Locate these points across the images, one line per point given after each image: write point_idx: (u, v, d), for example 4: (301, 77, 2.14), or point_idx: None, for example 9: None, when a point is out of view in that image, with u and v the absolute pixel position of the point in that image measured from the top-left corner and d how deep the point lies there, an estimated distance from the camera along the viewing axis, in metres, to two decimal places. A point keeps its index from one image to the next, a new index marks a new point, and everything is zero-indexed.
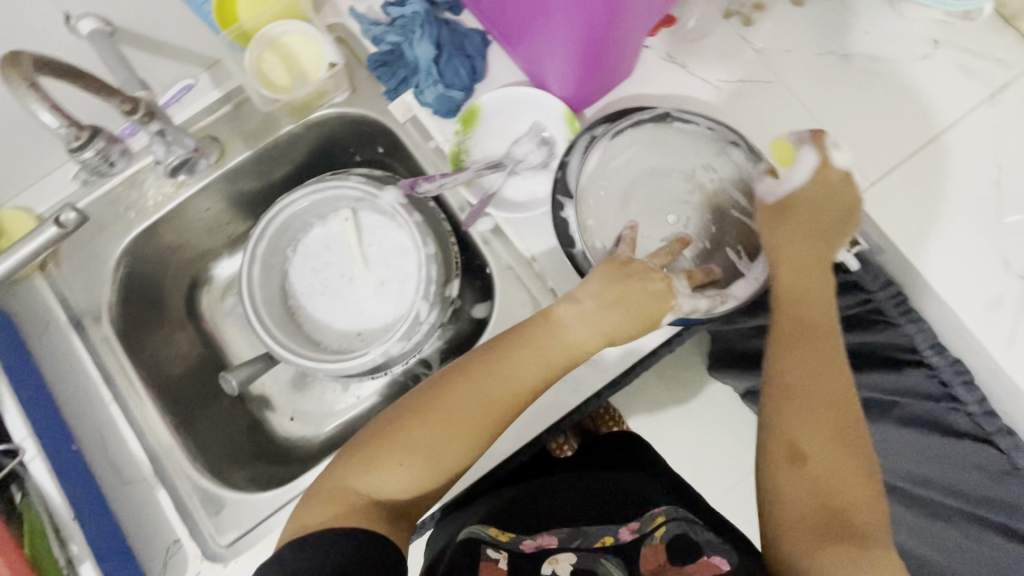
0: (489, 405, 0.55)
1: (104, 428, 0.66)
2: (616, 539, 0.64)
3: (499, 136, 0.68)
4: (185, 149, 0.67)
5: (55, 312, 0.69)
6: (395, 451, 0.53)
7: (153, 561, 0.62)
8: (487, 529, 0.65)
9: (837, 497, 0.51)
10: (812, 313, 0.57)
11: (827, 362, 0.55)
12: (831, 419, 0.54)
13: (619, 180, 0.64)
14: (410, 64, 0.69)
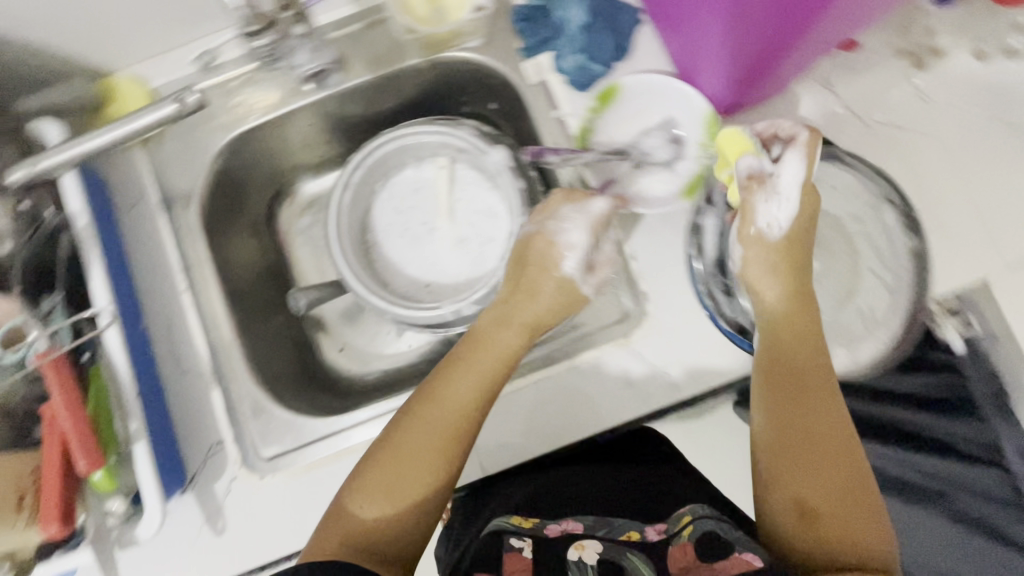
0: (455, 416, 0.54)
1: (173, 315, 0.66)
2: (643, 536, 0.55)
3: (631, 123, 0.64)
4: (326, 59, 0.67)
5: (148, 190, 0.68)
6: (376, 484, 0.53)
7: (194, 454, 0.63)
8: (511, 516, 0.58)
9: (856, 551, 0.46)
10: (790, 357, 0.52)
11: (814, 404, 0.51)
12: (834, 465, 0.49)
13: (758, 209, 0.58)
14: (555, 26, 0.66)
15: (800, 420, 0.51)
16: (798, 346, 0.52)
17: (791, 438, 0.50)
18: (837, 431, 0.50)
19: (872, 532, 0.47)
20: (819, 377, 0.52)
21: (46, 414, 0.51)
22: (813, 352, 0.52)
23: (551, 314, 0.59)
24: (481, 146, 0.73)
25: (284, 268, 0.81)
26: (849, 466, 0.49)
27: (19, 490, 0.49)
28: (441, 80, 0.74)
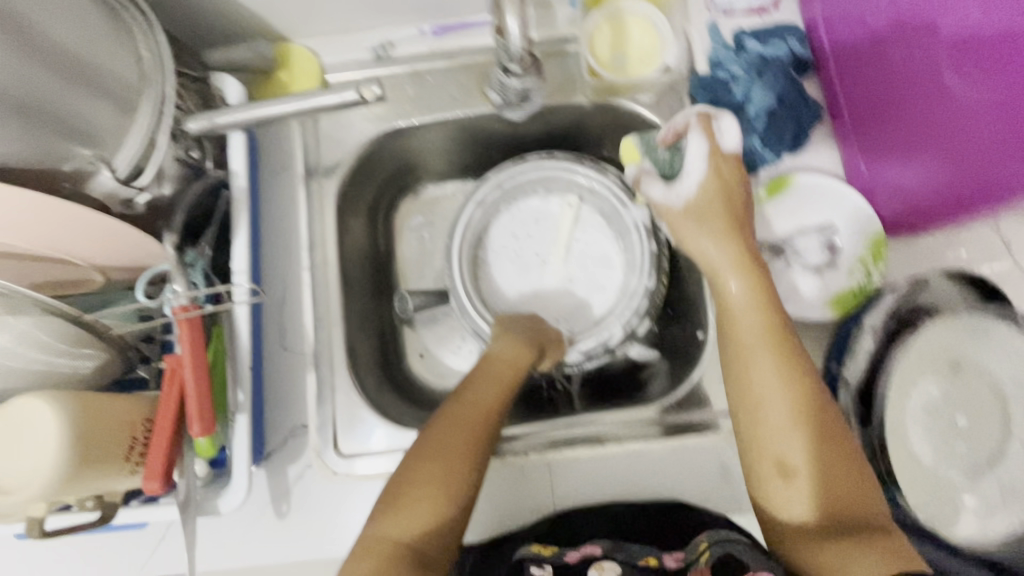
0: (477, 419, 0.57)
1: (288, 288, 0.66)
2: (661, 562, 0.56)
3: (792, 219, 0.63)
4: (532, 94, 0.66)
5: (295, 161, 0.69)
6: (414, 489, 0.53)
7: (277, 431, 0.63)
8: (533, 544, 0.58)
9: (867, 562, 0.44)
10: (766, 378, 0.51)
11: (803, 410, 0.49)
12: (839, 472, 0.48)
13: (924, 358, 0.54)
14: (736, 102, 0.64)
15: (794, 434, 0.49)
16: (768, 348, 0.51)
17: (789, 454, 0.49)
18: (825, 426, 0.49)
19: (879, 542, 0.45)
20: (785, 366, 0.51)
21: (170, 366, 0.50)
22: (783, 352, 0.51)
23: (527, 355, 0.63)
24: (624, 203, 0.72)
25: (388, 262, 0.81)
26: (846, 470, 0.48)
27: (131, 437, 0.48)
28: (599, 125, 0.74)
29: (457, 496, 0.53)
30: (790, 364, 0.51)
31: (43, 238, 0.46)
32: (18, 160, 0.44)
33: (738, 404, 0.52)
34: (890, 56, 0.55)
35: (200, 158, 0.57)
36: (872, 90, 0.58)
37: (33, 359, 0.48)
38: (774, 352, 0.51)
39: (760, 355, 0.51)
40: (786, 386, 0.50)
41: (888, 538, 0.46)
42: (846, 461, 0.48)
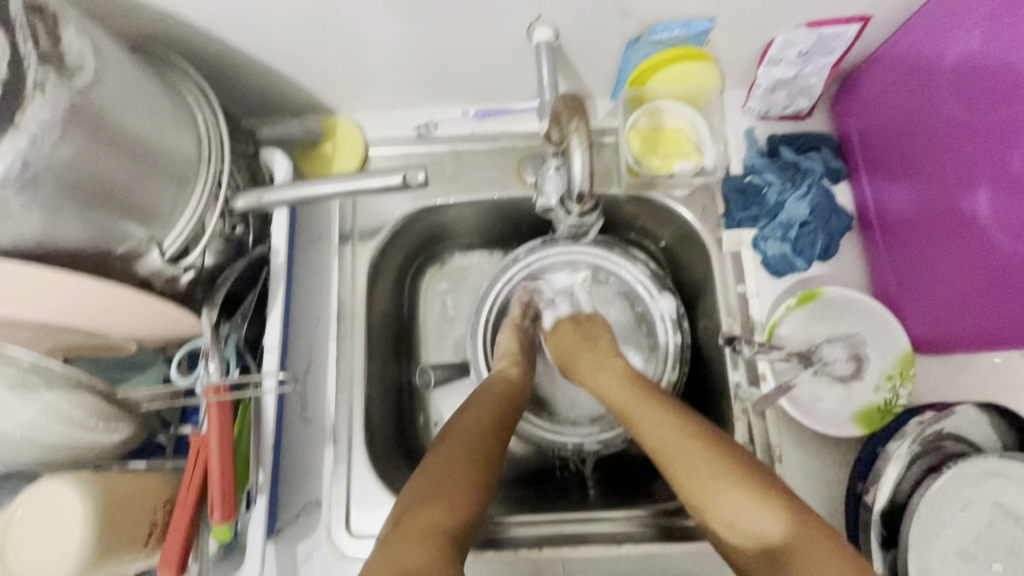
0: (480, 434, 0.56)
1: (314, 358, 0.66)
2: None
3: (818, 328, 0.62)
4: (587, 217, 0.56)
5: (332, 230, 0.71)
6: (440, 492, 0.48)
7: (289, 505, 0.62)
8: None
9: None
10: (667, 440, 0.53)
11: (710, 453, 0.50)
12: (760, 501, 0.46)
13: (964, 494, 0.54)
14: (768, 207, 0.66)
15: (701, 475, 0.49)
16: (664, 419, 0.55)
17: (708, 497, 0.48)
18: (761, 480, 0.47)
19: (825, 542, 0.43)
20: (685, 434, 0.52)
21: (195, 446, 0.50)
22: (676, 420, 0.54)
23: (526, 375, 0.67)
24: (653, 296, 0.75)
25: (410, 327, 0.81)
26: (775, 497, 0.46)
27: (151, 520, 0.47)
28: (631, 212, 0.76)
29: (472, 500, 0.49)
30: (686, 429, 0.53)
31: (86, 315, 0.47)
32: (75, 244, 0.45)
33: (665, 471, 0.52)
34: (909, 154, 0.58)
35: (244, 233, 0.58)
36: (897, 168, 0.60)
37: (62, 433, 0.48)
38: (671, 420, 0.54)
39: (663, 428, 0.54)
40: (691, 439, 0.52)
41: (815, 533, 0.43)
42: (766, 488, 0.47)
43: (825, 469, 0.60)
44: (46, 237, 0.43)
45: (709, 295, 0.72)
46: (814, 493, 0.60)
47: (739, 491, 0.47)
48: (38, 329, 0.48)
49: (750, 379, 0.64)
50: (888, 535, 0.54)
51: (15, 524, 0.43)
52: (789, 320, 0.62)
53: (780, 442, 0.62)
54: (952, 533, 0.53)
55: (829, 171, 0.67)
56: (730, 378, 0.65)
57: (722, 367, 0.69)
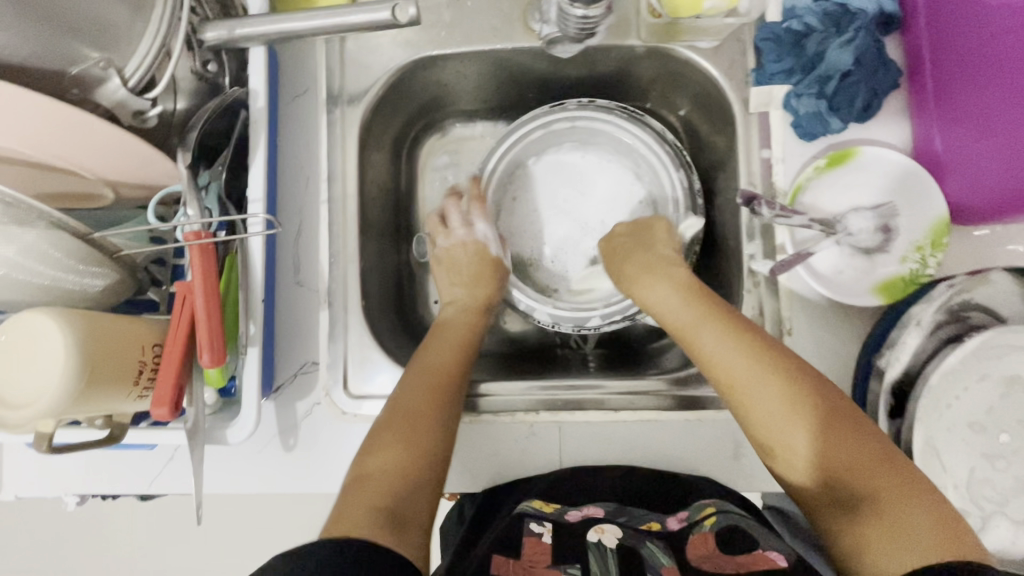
0: (439, 376, 0.56)
1: (305, 220, 0.63)
2: (663, 527, 0.59)
3: (848, 195, 0.57)
4: (603, 14, 0.54)
5: (319, 84, 0.64)
6: (378, 447, 0.50)
7: (287, 366, 0.62)
8: (534, 500, 0.60)
9: (911, 539, 0.40)
10: (743, 366, 0.51)
11: (796, 394, 0.48)
12: (849, 445, 0.45)
13: (984, 365, 0.51)
14: (806, 58, 0.58)
15: (789, 416, 0.47)
16: (745, 355, 0.51)
17: (786, 434, 0.47)
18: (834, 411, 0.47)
19: (910, 486, 0.42)
20: (770, 367, 0.50)
21: (180, 294, 0.49)
22: (761, 352, 0.51)
23: (489, 288, 0.67)
24: (677, 181, 0.68)
25: (409, 203, 0.77)
26: (866, 441, 0.45)
27: (140, 361, 0.47)
28: (649, 71, 0.68)
29: (433, 445, 0.51)
30: (771, 361, 0.50)
31: (47, 145, 0.44)
32: (19, 58, 0.40)
33: (737, 400, 0.51)
34: (950, 29, 0.52)
35: (218, 73, 0.54)
36: (956, 7, 0.51)
37: (39, 273, 0.47)
38: (747, 345, 0.51)
39: (742, 358, 0.51)
40: (772, 376, 0.49)
41: (901, 479, 0.43)
42: (859, 433, 0.45)
43: (836, 341, 0.58)
44: None
45: (730, 165, 0.66)
46: (821, 364, 0.58)
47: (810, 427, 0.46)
48: (1, 161, 0.45)
49: (766, 250, 0.60)
50: (894, 404, 0.52)
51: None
52: (816, 185, 0.57)
53: (791, 313, 0.59)
54: (963, 405, 0.51)
55: (885, 13, 0.57)
56: (745, 250, 0.61)
57: (735, 241, 0.65)
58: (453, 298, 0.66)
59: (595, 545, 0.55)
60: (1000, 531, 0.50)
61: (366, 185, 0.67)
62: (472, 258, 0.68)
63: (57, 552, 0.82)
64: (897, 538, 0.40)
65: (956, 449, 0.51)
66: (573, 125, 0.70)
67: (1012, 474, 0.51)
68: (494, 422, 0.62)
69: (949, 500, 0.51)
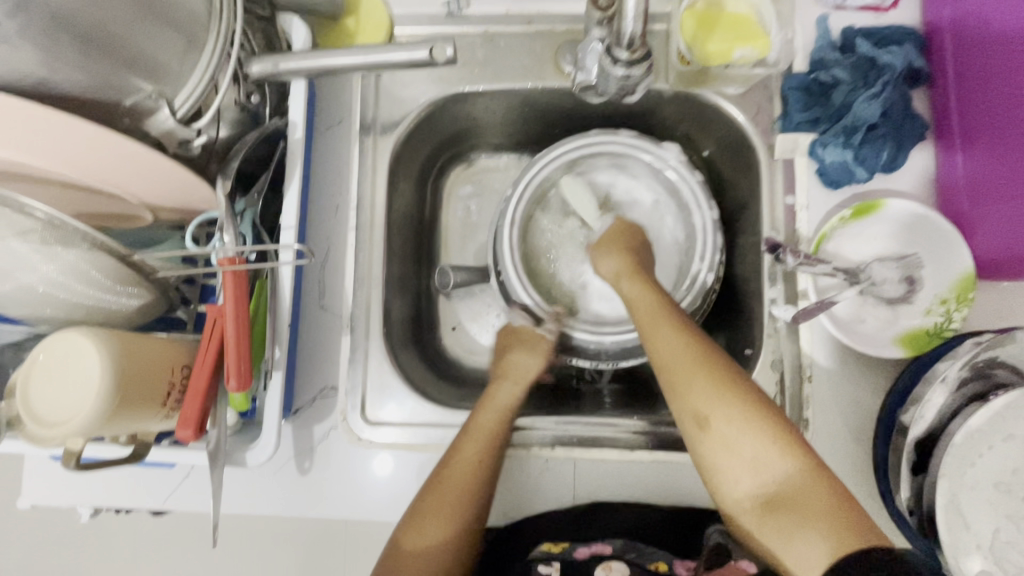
0: (480, 457, 0.58)
1: (333, 245, 0.65)
2: (671, 568, 0.59)
3: (871, 245, 0.57)
4: (644, 72, 0.52)
5: (353, 114, 0.66)
6: (422, 521, 0.56)
7: (306, 389, 0.63)
8: (544, 542, 0.60)
9: (826, 529, 0.46)
10: (689, 367, 0.54)
11: (732, 400, 0.52)
12: (773, 454, 0.50)
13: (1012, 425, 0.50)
14: (833, 109, 0.58)
15: (725, 422, 0.52)
16: (692, 365, 0.54)
17: (721, 441, 0.52)
18: (771, 416, 0.51)
19: (825, 482, 0.48)
20: (714, 377, 0.53)
21: (211, 316, 0.50)
22: (705, 361, 0.54)
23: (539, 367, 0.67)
24: (698, 198, 0.67)
25: (432, 229, 0.78)
26: (790, 441, 0.50)
27: (169, 383, 0.48)
28: (675, 113, 0.69)
29: (457, 537, 0.56)
30: (714, 371, 0.53)
31: (96, 171, 0.46)
32: (78, 90, 0.42)
33: (677, 409, 0.54)
34: (977, 88, 0.53)
35: (260, 103, 0.56)
36: (986, 66, 0.51)
37: (77, 292, 0.48)
38: (695, 354, 0.54)
39: (680, 357, 0.55)
40: (708, 377, 0.53)
41: (818, 476, 0.48)
42: (784, 434, 0.50)
43: (856, 390, 0.57)
44: (46, 76, 0.41)
45: (752, 208, 0.66)
46: (842, 413, 0.57)
47: (752, 433, 0.51)
48: (51, 183, 0.47)
49: (788, 296, 0.60)
50: (918, 459, 0.51)
51: (37, 368, 0.43)
52: (841, 234, 0.57)
53: (812, 360, 0.58)
54: (988, 464, 0.50)
55: (912, 68, 0.58)
56: (766, 294, 0.61)
57: (755, 283, 0.65)
58: (512, 360, 0.67)
59: None
60: None
61: (393, 213, 0.69)
62: (536, 348, 0.67)
63: (69, 558, 0.84)
64: (814, 534, 0.46)
65: (982, 511, 0.50)
66: (589, 157, 0.70)
67: None
68: (509, 455, 0.61)
69: (976, 562, 0.49)
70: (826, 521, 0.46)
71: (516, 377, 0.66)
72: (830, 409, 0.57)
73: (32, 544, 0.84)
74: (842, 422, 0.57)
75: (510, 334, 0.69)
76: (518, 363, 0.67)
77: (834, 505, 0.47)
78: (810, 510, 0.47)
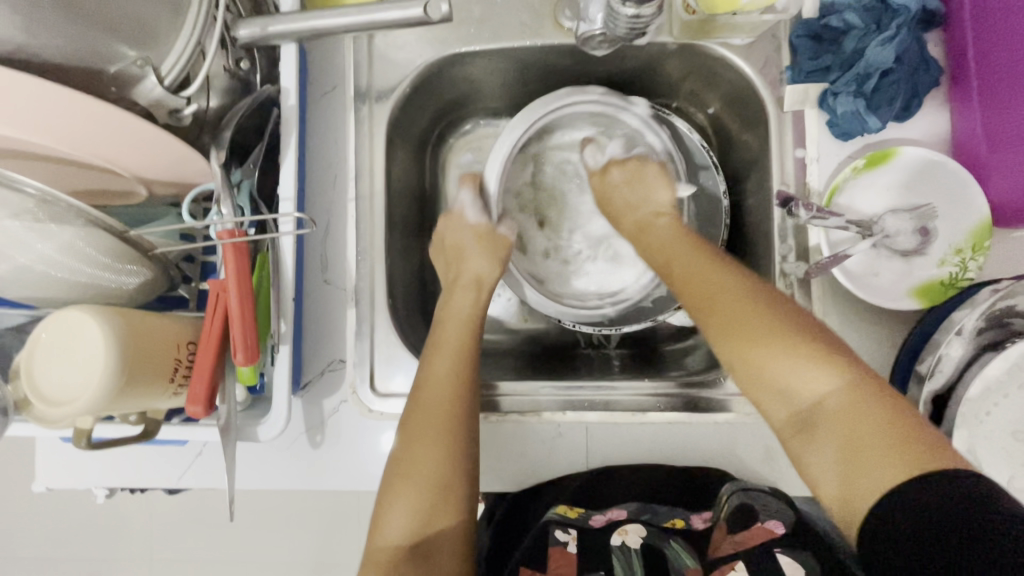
0: (447, 390, 0.54)
1: (332, 217, 0.63)
2: (687, 523, 0.64)
3: (884, 198, 0.56)
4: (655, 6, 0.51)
5: (347, 81, 0.64)
6: (404, 475, 0.52)
7: (313, 364, 0.62)
8: (557, 507, 0.62)
9: (891, 459, 0.38)
10: (727, 294, 0.51)
11: (780, 325, 0.47)
12: (828, 373, 0.44)
13: None
14: (845, 56, 0.57)
15: (766, 346, 0.46)
16: (729, 288, 0.51)
17: (761, 360, 0.47)
18: (814, 330, 0.47)
19: (872, 396, 0.42)
20: (749, 302, 0.49)
21: (213, 292, 0.49)
22: (744, 286, 0.51)
23: (490, 267, 0.65)
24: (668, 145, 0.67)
25: (433, 200, 0.77)
26: (839, 362, 0.44)
27: (175, 359, 0.47)
28: (680, 69, 0.67)
29: (451, 480, 0.52)
30: (751, 299, 0.50)
31: (88, 144, 0.44)
32: (59, 57, 0.40)
33: (715, 336, 0.50)
34: (999, 27, 0.50)
35: (249, 70, 0.54)
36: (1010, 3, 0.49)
37: (77, 270, 0.47)
38: (731, 280, 0.52)
39: (713, 282, 0.52)
40: (742, 298, 0.50)
41: (870, 395, 0.42)
42: (832, 353, 0.44)
43: (869, 344, 0.57)
44: (25, 42, 0.39)
45: (760, 164, 0.65)
46: None
47: (806, 352, 0.45)
48: (43, 159, 0.46)
49: (799, 252, 0.59)
50: (932, 412, 0.51)
51: (40, 348, 0.43)
52: (853, 185, 0.56)
53: (824, 315, 0.58)
54: (1002, 414, 0.50)
55: (926, 11, 0.56)
56: (776, 252, 0.60)
57: (763, 241, 0.64)
58: (466, 271, 0.65)
59: (619, 549, 0.60)
60: None
61: (393, 184, 0.67)
62: (480, 240, 0.66)
63: (96, 536, 0.85)
64: (882, 459, 0.39)
65: (996, 457, 0.50)
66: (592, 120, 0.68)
67: None
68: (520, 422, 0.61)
69: None
70: (882, 435, 0.40)
71: (465, 282, 0.64)
72: None
73: (62, 525, 0.86)
74: None
75: (460, 230, 0.67)
76: (471, 271, 0.64)
77: (898, 427, 0.40)
78: (871, 425, 0.40)
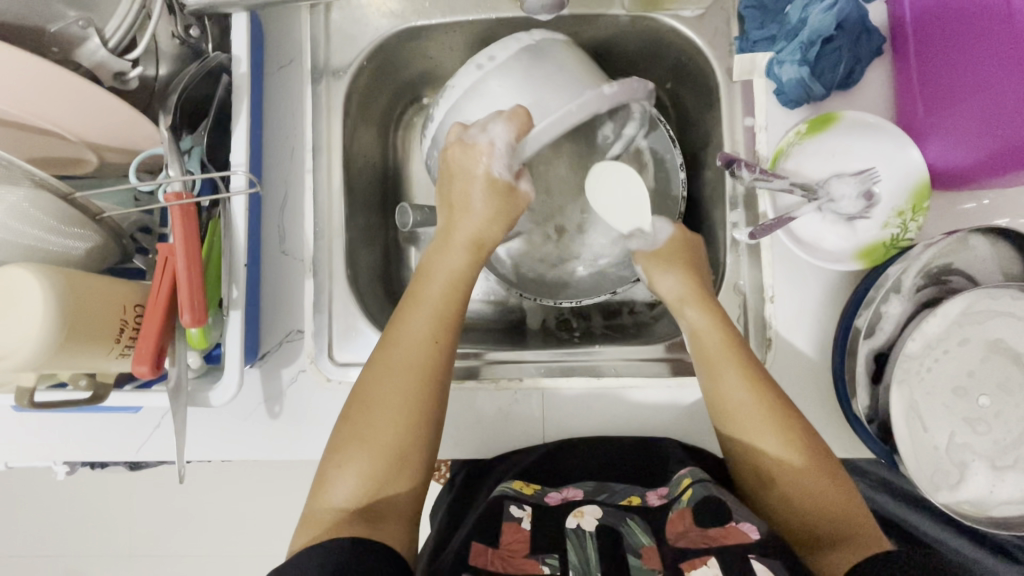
0: (418, 360, 0.54)
1: (289, 190, 0.63)
2: (643, 500, 0.58)
3: (829, 162, 0.57)
4: None
5: (305, 55, 0.65)
6: (360, 437, 0.51)
7: (271, 335, 0.62)
8: (511, 482, 0.59)
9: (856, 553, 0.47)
10: (748, 398, 0.52)
11: (787, 431, 0.51)
12: (821, 479, 0.50)
13: (966, 328, 0.51)
14: (789, 25, 0.58)
15: (770, 451, 0.51)
16: (752, 391, 0.52)
17: (763, 461, 0.51)
18: (809, 435, 0.51)
19: (841, 496, 0.49)
20: (764, 407, 0.52)
21: (162, 255, 0.49)
22: (761, 387, 0.53)
23: (494, 230, 0.60)
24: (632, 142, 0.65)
25: (397, 177, 0.77)
26: (827, 466, 0.50)
27: (122, 320, 0.47)
28: (636, 44, 0.68)
29: (405, 449, 0.51)
30: (767, 403, 0.52)
31: (34, 104, 0.45)
32: None
33: (728, 432, 0.53)
34: None
35: (200, 38, 0.55)
36: None
37: (23, 231, 0.47)
38: (753, 379, 0.53)
39: (735, 380, 0.53)
40: (758, 403, 0.52)
41: (844, 490, 0.49)
42: (821, 456, 0.50)
43: (817, 306, 0.58)
44: None
45: (714, 135, 0.66)
46: (804, 330, 0.58)
47: (800, 457, 0.50)
48: None
49: (749, 218, 0.60)
50: (874, 368, 0.53)
51: None
52: (798, 150, 0.57)
53: (773, 279, 0.59)
54: (942, 369, 0.51)
55: None
56: (728, 219, 0.62)
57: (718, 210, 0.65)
58: (452, 224, 0.61)
59: (573, 532, 0.55)
60: (979, 484, 0.51)
61: (353, 158, 0.68)
62: (495, 194, 0.60)
63: (72, 510, 0.86)
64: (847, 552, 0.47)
65: (936, 409, 0.51)
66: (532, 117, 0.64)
67: (999, 435, 0.51)
68: (478, 388, 0.62)
69: (929, 460, 0.51)
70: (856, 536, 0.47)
71: (463, 242, 0.60)
72: (792, 326, 0.58)
73: (38, 500, 0.87)
74: (804, 337, 0.58)
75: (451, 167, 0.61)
76: (466, 228, 0.60)
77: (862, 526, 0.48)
78: (850, 530, 0.48)
